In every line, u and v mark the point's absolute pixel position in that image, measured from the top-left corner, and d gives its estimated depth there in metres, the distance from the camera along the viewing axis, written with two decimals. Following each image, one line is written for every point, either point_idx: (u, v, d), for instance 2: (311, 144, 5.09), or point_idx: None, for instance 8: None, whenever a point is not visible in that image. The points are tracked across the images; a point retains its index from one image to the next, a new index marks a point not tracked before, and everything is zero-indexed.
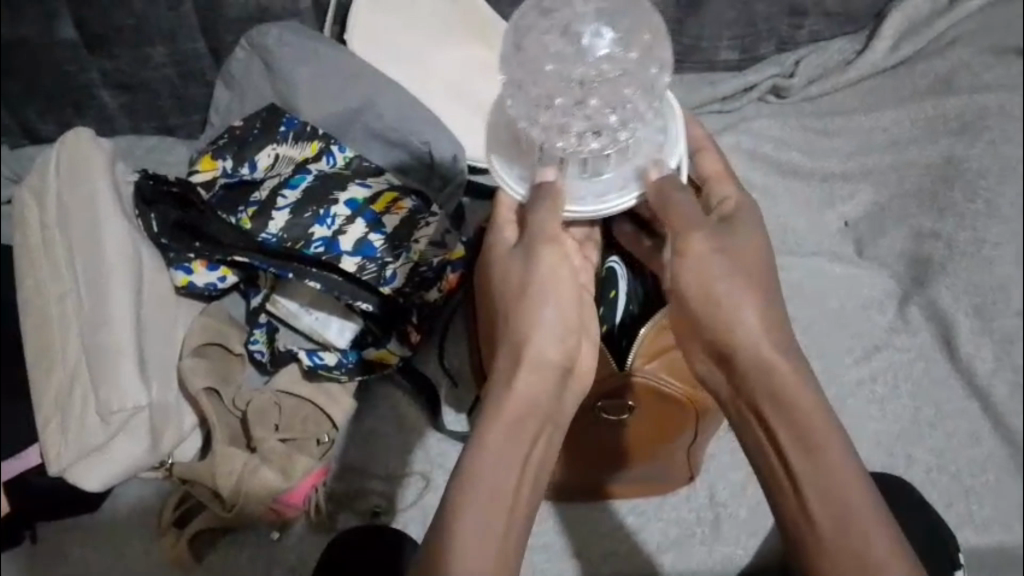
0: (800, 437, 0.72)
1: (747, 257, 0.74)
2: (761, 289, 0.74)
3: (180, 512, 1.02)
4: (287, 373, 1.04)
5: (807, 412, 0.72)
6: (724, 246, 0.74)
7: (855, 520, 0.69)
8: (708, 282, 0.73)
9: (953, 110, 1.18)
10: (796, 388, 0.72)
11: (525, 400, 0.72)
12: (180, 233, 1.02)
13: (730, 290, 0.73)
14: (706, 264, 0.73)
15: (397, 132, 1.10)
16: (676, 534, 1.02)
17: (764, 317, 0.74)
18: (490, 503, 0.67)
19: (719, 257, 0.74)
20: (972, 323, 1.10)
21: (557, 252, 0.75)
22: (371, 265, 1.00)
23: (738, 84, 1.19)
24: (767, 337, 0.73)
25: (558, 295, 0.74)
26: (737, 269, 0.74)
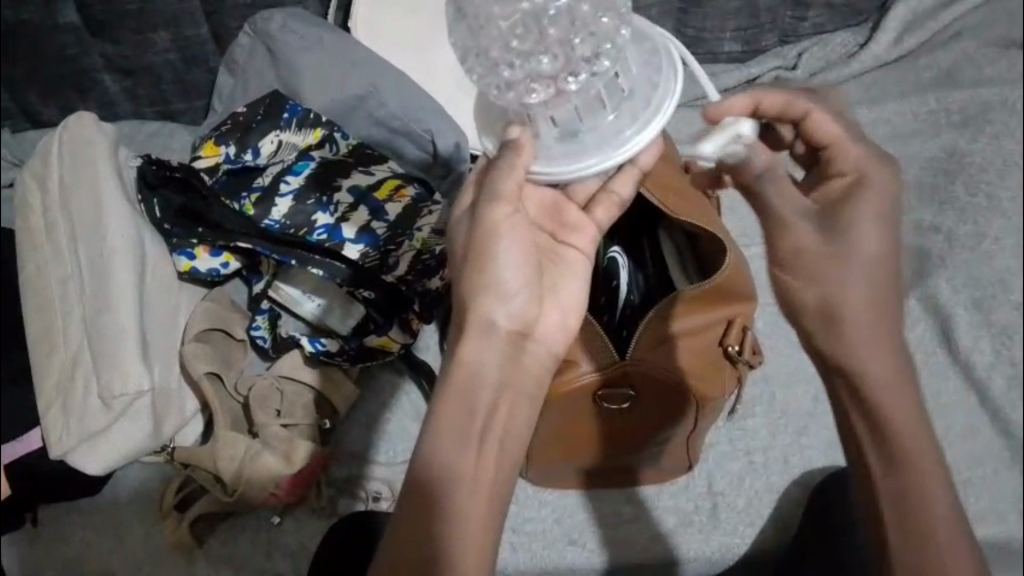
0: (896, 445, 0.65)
1: (872, 254, 0.64)
2: (877, 282, 0.64)
3: (182, 497, 1.03)
4: (288, 359, 1.04)
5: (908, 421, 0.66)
6: (843, 231, 0.64)
7: (933, 540, 0.64)
8: (811, 268, 0.65)
9: (956, 105, 1.19)
10: (898, 390, 0.65)
11: (473, 372, 0.69)
12: (182, 219, 1.02)
13: (836, 292, 0.64)
14: (822, 269, 0.64)
15: (400, 120, 1.11)
16: (674, 521, 1.03)
17: (871, 311, 0.64)
18: (448, 477, 0.66)
19: (831, 250, 0.64)
20: (969, 317, 1.10)
21: (504, 208, 0.68)
22: (373, 253, 1.01)
23: (741, 76, 1.20)
24: (885, 343, 0.64)
25: (511, 251, 0.69)
26: (852, 258, 0.63)
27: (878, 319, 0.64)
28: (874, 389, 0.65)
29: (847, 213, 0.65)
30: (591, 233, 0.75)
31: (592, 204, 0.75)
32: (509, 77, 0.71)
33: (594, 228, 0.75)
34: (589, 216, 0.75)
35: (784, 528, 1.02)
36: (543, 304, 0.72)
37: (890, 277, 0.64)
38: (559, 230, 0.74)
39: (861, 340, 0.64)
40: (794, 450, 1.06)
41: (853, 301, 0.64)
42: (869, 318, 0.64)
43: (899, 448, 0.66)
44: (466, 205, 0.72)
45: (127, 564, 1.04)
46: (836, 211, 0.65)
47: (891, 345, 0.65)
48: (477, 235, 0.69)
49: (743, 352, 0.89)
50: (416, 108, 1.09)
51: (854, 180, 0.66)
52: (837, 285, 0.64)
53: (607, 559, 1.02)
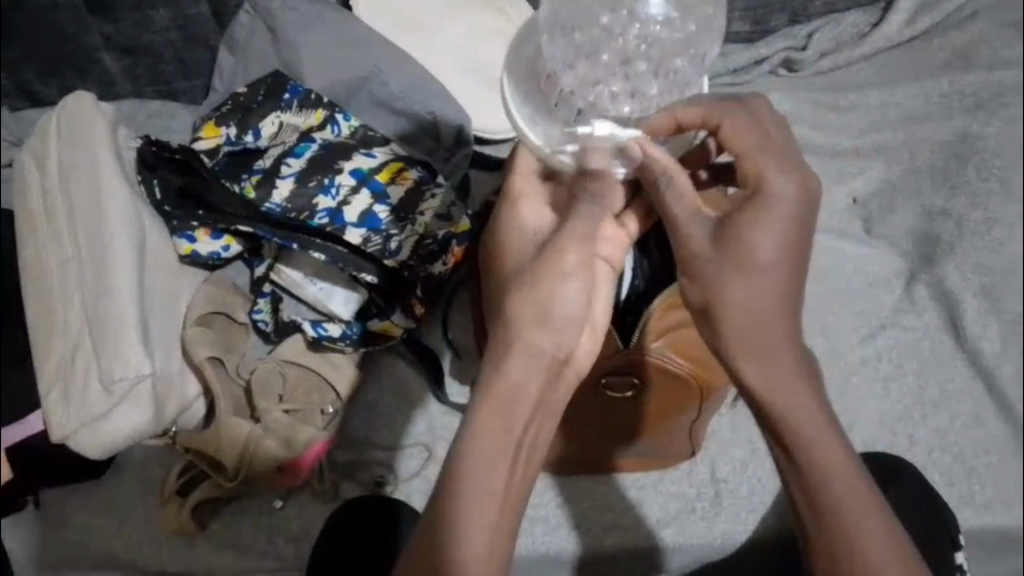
0: (806, 447, 0.72)
1: (744, 263, 0.70)
2: (767, 291, 0.71)
3: (183, 481, 1.01)
4: (290, 344, 1.04)
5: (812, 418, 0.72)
6: (739, 243, 0.70)
7: (847, 530, 0.70)
8: (704, 277, 0.72)
9: (970, 87, 1.16)
10: (800, 395, 0.72)
11: (510, 393, 0.72)
12: (182, 201, 1.02)
13: (721, 297, 0.71)
14: (712, 275, 0.72)
15: (403, 101, 1.09)
16: (677, 509, 1.03)
17: (759, 317, 0.71)
18: (476, 492, 0.69)
19: (723, 260, 0.71)
20: (978, 304, 1.09)
21: (577, 244, 0.74)
22: (376, 237, 1.00)
23: (748, 56, 1.18)
24: (769, 345, 0.71)
25: (570, 278, 0.74)
26: (736, 264, 0.70)
27: (762, 326, 0.71)
28: (775, 394, 0.72)
29: (733, 225, 0.70)
30: (622, 245, 0.76)
31: (624, 214, 0.76)
32: (598, 56, 0.82)
33: (625, 239, 0.76)
34: (623, 229, 0.76)
35: (785, 515, 1.02)
36: (581, 333, 0.75)
37: (784, 283, 0.71)
38: (591, 240, 0.75)
39: (752, 346, 0.72)
40: None
41: (741, 307, 0.71)
42: (758, 325, 0.71)
43: (812, 458, 0.72)
44: (532, 222, 0.76)
45: (127, 548, 1.03)
46: (730, 222, 0.71)
47: (780, 347, 0.72)
48: (542, 262, 0.74)
49: None
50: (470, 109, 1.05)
51: (758, 191, 0.70)
52: (726, 295, 0.71)
53: (609, 545, 1.02)
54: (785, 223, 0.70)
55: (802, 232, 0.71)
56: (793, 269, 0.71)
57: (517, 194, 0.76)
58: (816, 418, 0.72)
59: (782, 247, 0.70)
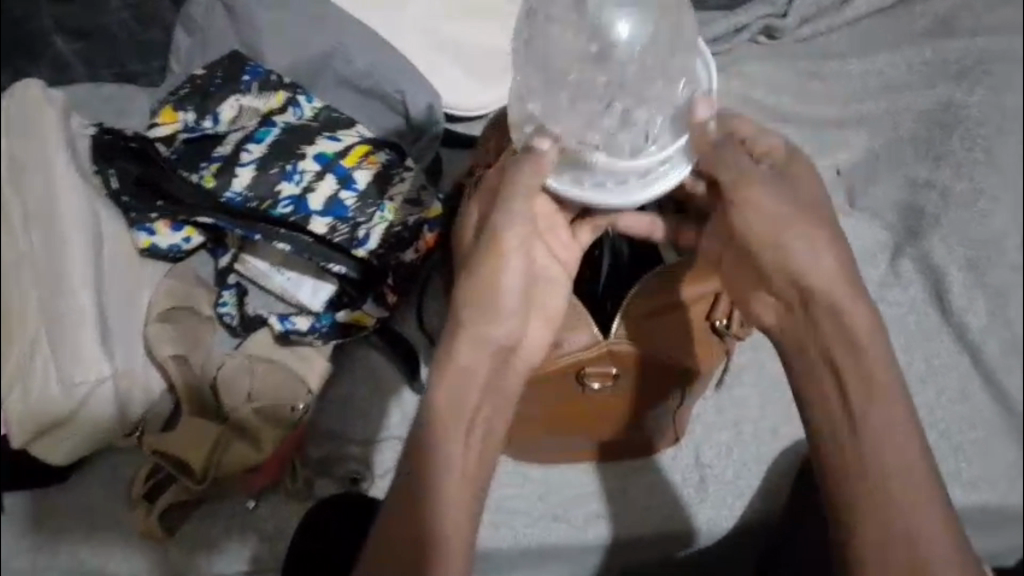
0: (881, 415, 0.71)
1: (811, 222, 0.72)
2: (836, 258, 0.73)
3: (149, 487, 0.97)
4: (256, 339, 1.01)
5: (883, 387, 0.72)
6: (813, 213, 0.72)
7: (925, 498, 0.70)
8: (789, 253, 0.71)
9: (954, 54, 1.12)
10: (874, 356, 0.72)
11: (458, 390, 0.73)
12: (140, 190, 1.00)
13: (795, 251, 0.71)
14: (792, 236, 0.71)
15: (369, 79, 1.04)
16: (661, 496, 1.00)
17: (835, 277, 0.72)
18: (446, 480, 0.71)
19: (796, 219, 0.71)
20: (965, 277, 1.07)
21: (522, 233, 0.73)
22: (343, 227, 0.96)
23: (728, 25, 1.13)
24: (843, 305, 0.71)
25: (514, 266, 0.74)
26: (808, 224, 0.71)
27: (837, 287, 0.72)
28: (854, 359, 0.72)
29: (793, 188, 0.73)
30: (574, 252, 0.78)
31: (579, 229, 0.78)
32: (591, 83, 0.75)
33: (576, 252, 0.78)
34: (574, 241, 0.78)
35: (770, 499, 1.00)
36: (528, 323, 0.76)
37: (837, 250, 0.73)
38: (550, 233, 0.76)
39: (833, 317, 0.72)
40: (783, 420, 1.04)
41: (815, 269, 0.71)
42: (832, 289, 0.71)
43: (882, 416, 0.71)
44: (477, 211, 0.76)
45: (96, 556, 0.98)
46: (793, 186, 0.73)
47: (852, 313, 0.71)
48: (490, 248, 0.73)
49: (731, 326, 0.85)
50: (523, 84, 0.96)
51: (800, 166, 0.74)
52: (809, 266, 0.72)
53: (592, 535, 0.98)
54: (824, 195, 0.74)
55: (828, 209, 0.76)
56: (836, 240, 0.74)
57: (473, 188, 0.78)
58: (887, 388, 0.72)
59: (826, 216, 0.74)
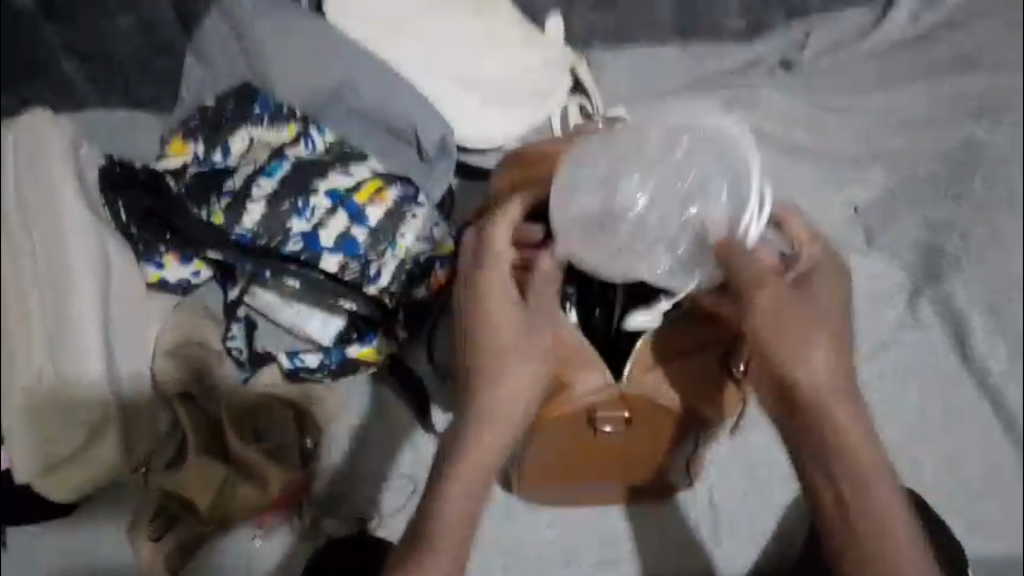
0: (874, 522, 0.70)
1: (822, 311, 0.70)
2: (834, 353, 0.70)
3: (156, 524, 0.95)
4: (266, 374, 1.01)
5: (878, 490, 0.71)
6: (810, 306, 0.70)
7: None
8: (788, 343, 0.69)
9: (974, 92, 1.11)
10: (864, 446, 0.70)
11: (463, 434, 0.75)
12: (149, 222, 0.97)
13: (802, 340, 0.69)
14: (793, 330, 0.69)
15: (382, 110, 1.02)
16: (673, 540, 0.98)
17: (839, 373, 0.70)
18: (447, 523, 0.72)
19: (800, 313, 0.70)
20: (985, 321, 1.05)
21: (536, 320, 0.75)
22: (354, 264, 0.95)
23: (745, 54, 1.15)
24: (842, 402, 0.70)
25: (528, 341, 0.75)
26: (815, 319, 0.70)
27: (838, 384, 0.70)
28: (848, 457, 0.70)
29: (807, 282, 0.71)
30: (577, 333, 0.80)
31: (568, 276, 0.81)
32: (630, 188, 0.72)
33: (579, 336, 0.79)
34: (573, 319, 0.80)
35: (786, 544, 0.98)
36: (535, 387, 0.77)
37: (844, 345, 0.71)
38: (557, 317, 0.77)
39: (835, 411, 0.69)
40: None
41: (823, 364, 0.69)
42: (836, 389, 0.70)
43: (869, 515, 0.70)
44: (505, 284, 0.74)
45: None
46: (803, 280, 0.71)
47: (849, 412, 0.70)
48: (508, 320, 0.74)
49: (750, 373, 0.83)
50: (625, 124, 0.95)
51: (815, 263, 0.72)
52: (803, 365, 0.69)
53: None
54: (837, 288, 0.72)
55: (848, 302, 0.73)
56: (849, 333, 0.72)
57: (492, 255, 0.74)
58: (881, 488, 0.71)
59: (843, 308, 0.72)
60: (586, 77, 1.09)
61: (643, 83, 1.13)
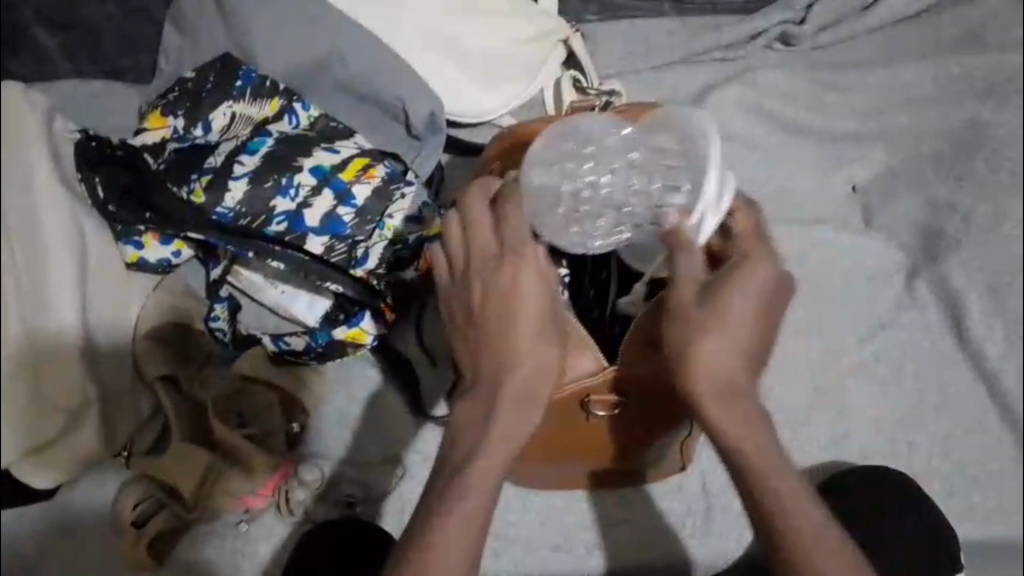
0: (784, 527, 0.70)
1: (729, 319, 0.68)
2: (737, 363, 0.69)
3: (138, 511, 0.93)
4: (250, 356, 0.97)
5: (789, 495, 0.71)
6: (721, 317, 0.68)
7: None
8: (691, 354, 0.69)
9: (979, 70, 1.08)
10: (760, 448, 0.71)
11: (484, 422, 0.71)
12: (127, 200, 0.94)
13: (704, 351, 0.68)
14: (696, 341, 0.68)
15: (368, 84, 0.97)
16: (666, 525, 0.97)
17: (736, 380, 0.70)
18: (463, 521, 0.69)
19: (705, 323, 0.68)
20: (984, 304, 1.04)
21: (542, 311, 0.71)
22: (340, 245, 0.93)
23: (743, 30, 1.08)
24: (741, 409, 0.70)
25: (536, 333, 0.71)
26: (721, 329, 0.68)
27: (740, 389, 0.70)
28: (755, 469, 0.71)
29: (718, 289, 0.68)
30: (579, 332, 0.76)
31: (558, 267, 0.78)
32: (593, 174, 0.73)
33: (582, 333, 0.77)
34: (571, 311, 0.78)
35: None
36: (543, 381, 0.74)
37: (755, 350, 0.70)
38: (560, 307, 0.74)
39: (735, 416, 0.70)
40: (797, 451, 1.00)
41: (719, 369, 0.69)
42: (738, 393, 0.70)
43: (790, 525, 0.70)
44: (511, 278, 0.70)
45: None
46: (717, 287, 0.68)
47: (748, 418, 0.70)
48: (515, 313, 0.70)
49: None
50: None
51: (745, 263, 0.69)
52: (698, 374, 0.69)
53: (594, 565, 0.96)
54: (762, 290, 0.68)
55: (772, 301, 0.69)
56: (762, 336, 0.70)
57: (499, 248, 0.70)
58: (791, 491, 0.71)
59: (761, 309, 0.69)
60: (581, 50, 1.04)
61: (641, 54, 1.09)
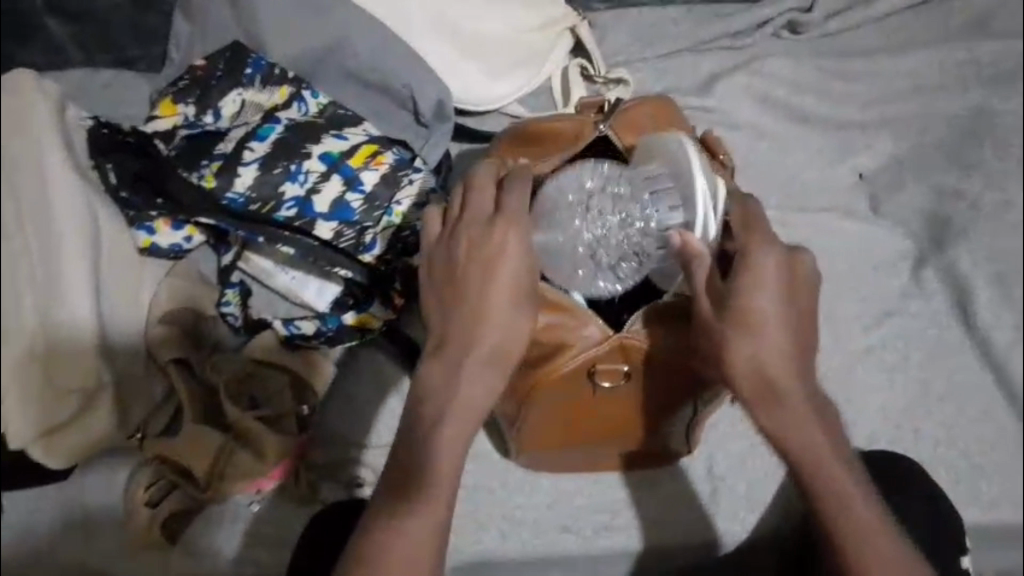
0: (839, 512, 0.74)
1: (755, 316, 0.73)
2: (775, 355, 0.73)
3: (152, 491, 0.95)
4: (261, 341, 0.98)
5: (839, 479, 0.75)
6: (748, 314, 0.72)
7: None
8: (726, 353, 0.74)
9: (987, 57, 1.08)
10: (811, 436, 0.74)
11: (453, 385, 0.75)
12: (140, 186, 0.98)
13: (737, 347, 0.73)
14: (729, 339, 0.73)
15: (378, 72, 0.98)
16: (672, 509, 0.98)
17: (774, 373, 0.73)
18: (437, 475, 0.75)
19: (733, 322, 0.73)
20: (991, 293, 1.02)
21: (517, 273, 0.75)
22: (349, 231, 0.95)
23: (750, 18, 1.10)
24: (782, 402, 0.74)
25: (512, 296, 0.76)
26: (749, 326, 0.73)
27: (777, 381, 0.74)
28: (806, 454, 0.75)
29: (740, 287, 0.73)
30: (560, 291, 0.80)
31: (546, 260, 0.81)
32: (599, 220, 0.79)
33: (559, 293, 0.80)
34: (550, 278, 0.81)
35: (785, 513, 0.99)
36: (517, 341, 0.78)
37: (789, 342, 0.73)
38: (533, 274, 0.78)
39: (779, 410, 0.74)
40: None
41: (755, 365, 0.73)
42: (777, 386, 0.74)
43: (843, 511, 0.74)
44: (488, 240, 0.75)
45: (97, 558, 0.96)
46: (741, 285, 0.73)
47: (791, 408, 0.74)
48: (494, 275, 0.75)
49: None
50: (715, 137, 0.90)
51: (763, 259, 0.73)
52: (737, 369, 0.74)
53: (600, 547, 0.97)
54: (781, 282, 0.73)
55: (795, 289, 0.74)
56: (795, 328, 0.74)
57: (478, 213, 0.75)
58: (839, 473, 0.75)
59: (785, 301, 0.73)
60: (589, 38, 1.06)
61: (649, 43, 1.10)
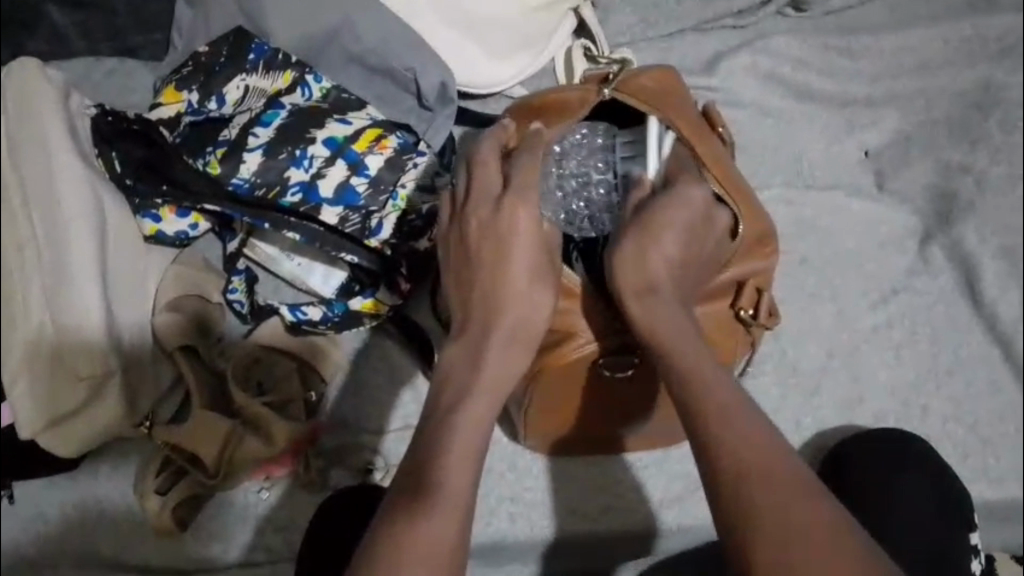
0: (715, 411, 0.68)
1: (657, 223, 0.76)
2: (666, 263, 0.76)
3: (162, 479, 0.95)
4: (267, 327, 1.00)
5: (719, 385, 0.70)
6: (652, 223, 0.76)
7: (768, 494, 0.63)
8: (623, 257, 0.76)
9: (995, 32, 1.06)
10: (692, 349, 0.73)
11: (477, 364, 0.75)
12: (145, 172, 0.95)
13: (634, 248, 0.75)
14: (627, 245, 0.76)
15: (377, 56, 0.97)
16: (679, 490, 0.99)
17: (661, 277, 0.76)
18: (459, 451, 0.70)
19: (639, 228, 0.76)
20: (997, 266, 1.04)
21: (531, 241, 0.76)
22: (354, 215, 0.95)
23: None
24: (669, 304, 0.75)
25: (527, 266, 0.76)
26: (649, 230, 0.76)
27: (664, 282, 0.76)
28: (689, 363, 0.71)
29: (651, 209, 0.76)
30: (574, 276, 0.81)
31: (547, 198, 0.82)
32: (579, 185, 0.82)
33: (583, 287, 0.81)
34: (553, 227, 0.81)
35: None
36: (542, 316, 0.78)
37: (682, 254, 0.77)
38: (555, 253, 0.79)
39: (661, 311, 0.74)
40: (809, 417, 1.01)
41: (650, 261, 0.75)
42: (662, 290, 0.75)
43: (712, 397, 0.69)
44: (502, 210, 0.76)
45: (111, 544, 0.98)
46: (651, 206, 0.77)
47: (672, 311, 0.74)
48: (506, 244, 0.76)
49: (758, 315, 0.84)
50: (716, 109, 0.89)
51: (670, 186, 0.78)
52: (630, 265, 0.75)
53: (609, 526, 0.98)
54: (691, 223, 0.77)
55: (701, 226, 0.78)
56: (695, 256, 0.78)
57: (491, 189, 0.77)
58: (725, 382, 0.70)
59: (693, 228, 0.77)
60: (591, 19, 1.03)
61: (653, 22, 1.08)
